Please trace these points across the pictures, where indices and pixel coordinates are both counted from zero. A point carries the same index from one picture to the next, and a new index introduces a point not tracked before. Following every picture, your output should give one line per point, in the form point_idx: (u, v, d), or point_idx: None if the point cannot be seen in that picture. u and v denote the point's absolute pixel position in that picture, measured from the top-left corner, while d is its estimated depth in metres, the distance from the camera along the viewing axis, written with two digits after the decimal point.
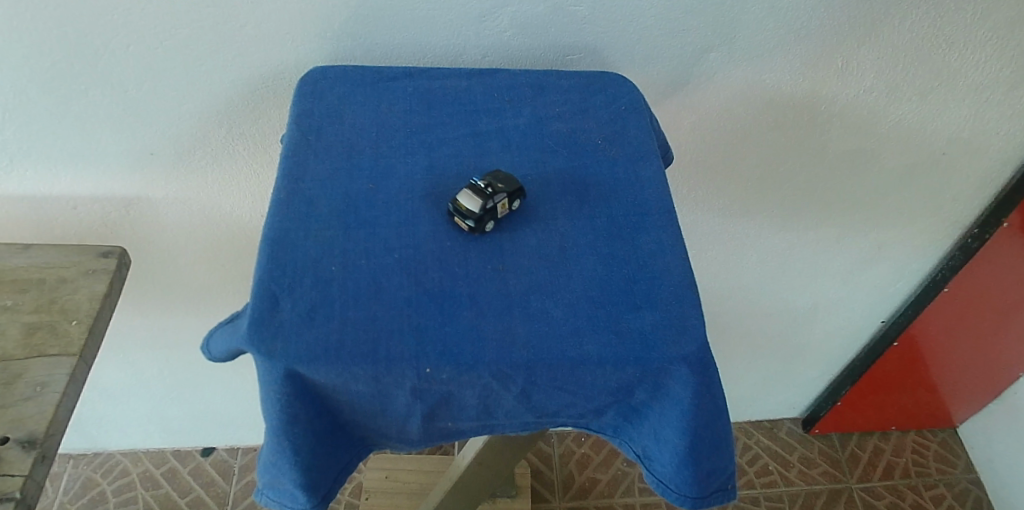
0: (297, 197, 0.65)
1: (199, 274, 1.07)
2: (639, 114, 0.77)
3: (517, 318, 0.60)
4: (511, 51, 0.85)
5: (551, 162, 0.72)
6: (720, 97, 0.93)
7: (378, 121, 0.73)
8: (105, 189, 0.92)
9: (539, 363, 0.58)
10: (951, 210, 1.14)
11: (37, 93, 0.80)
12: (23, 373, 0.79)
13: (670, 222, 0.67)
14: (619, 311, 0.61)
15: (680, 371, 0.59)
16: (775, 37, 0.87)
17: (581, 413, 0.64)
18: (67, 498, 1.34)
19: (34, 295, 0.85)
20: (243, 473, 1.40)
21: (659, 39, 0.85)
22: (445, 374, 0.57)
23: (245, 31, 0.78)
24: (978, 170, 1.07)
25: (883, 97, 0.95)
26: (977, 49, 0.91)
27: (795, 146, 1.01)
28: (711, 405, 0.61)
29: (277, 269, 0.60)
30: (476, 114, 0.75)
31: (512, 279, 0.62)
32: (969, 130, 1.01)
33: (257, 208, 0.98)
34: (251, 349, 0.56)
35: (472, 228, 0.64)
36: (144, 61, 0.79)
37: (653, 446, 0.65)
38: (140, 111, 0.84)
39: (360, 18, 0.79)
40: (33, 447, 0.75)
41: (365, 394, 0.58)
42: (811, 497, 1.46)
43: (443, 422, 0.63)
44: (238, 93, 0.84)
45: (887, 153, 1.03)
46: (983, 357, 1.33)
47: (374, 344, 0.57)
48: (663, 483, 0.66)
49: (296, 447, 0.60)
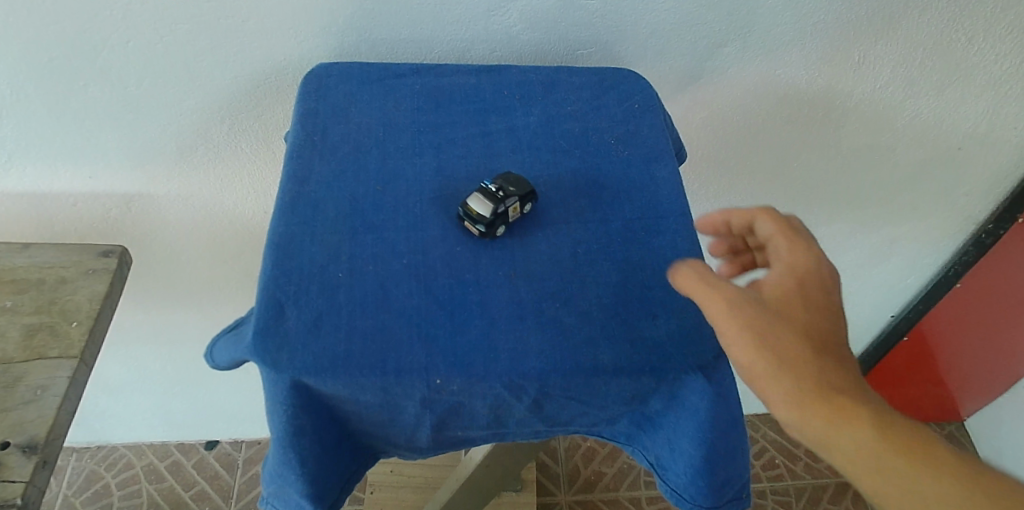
0: (301, 200, 0.63)
1: (203, 270, 1.05)
2: (652, 111, 0.75)
3: (530, 326, 0.58)
4: (520, 46, 0.83)
5: (563, 162, 0.70)
6: (732, 92, 0.91)
7: (385, 120, 0.71)
8: (106, 185, 0.91)
9: (551, 374, 0.56)
10: (964, 205, 1.12)
11: (35, 89, 0.78)
12: (23, 377, 0.78)
13: (686, 225, 0.66)
14: (635, 319, 0.59)
15: (696, 381, 0.57)
16: (789, 32, 0.85)
17: (594, 422, 0.62)
18: (72, 492, 1.34)
19: (34, 295, 0.83)
20: (247, 466, 1.40)
21: (672, 33, 0.83)
22: (455, 385, 0.55)
23: (247, 25, 0.76)
24: (994, 166, 1.05)
25: (898, 91, 0.93)
26: (996, 44, 0.88)
27: (810, 141, 0.99)
28: (727, 415, 0.59)
29: (282, 277, 0.58)
30: (486, 112, 0.73)
31: (524, 285, 0.60)
32: (986, 125, 0.98)
33: (260, 204, 0.96)
34: (257, 361, 0.54)
35: (482, 233, 0.62)
36: (145, 57, 0.77)
37: (668, 454, 0.63)
38: (141, 106, 0.82)
39: (365, 12, 0.77)
40: (33, 453, 0.73)
41: (373, 404, 0.57)
42: (817, 490, 1.46)
43: (452, 432, 0.62)
44: (240, 89, 0.82)
45: (900, 149, 1.01)
46: (985, 364, 1.31)
47: (383, 354, 0.55)
48: (678, 493, 0.64)
49: (303, 457, 0.58)
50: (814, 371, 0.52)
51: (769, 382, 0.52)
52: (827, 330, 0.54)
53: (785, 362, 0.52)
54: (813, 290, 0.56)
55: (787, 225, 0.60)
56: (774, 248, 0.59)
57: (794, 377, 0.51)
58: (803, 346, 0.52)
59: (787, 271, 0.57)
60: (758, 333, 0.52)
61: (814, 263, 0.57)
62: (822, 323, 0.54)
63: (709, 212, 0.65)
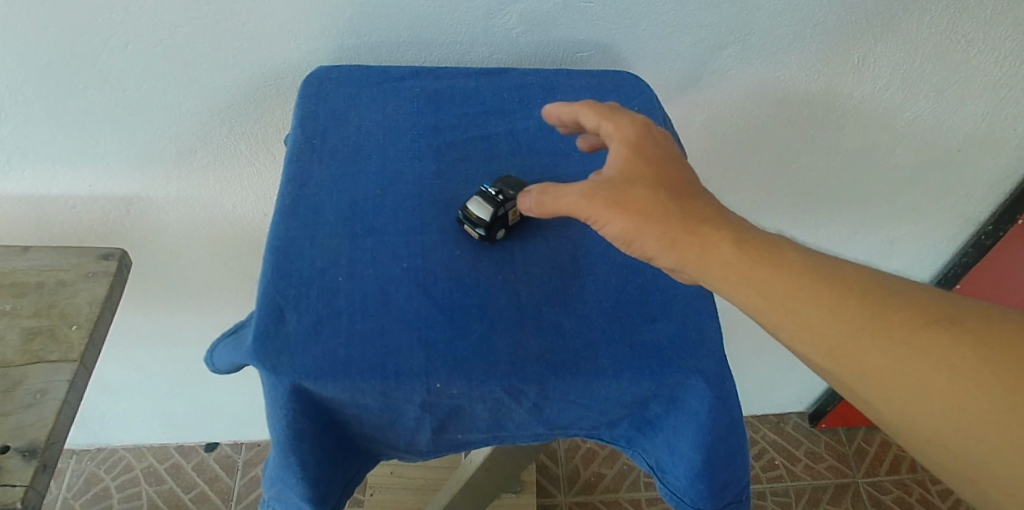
0: (301, 203, 0.63)
1: (202, 272, 1.05)
2: (651, 114, 0.75)
3: (530, 330, 0.58)
4: (520, 49, 0.83)
5: (563, 166, 0.70)
6: (732, 94, 0.91)
7: (384, 123, 0.71)
8: (106, 188, 0.90)
9: (551, 378, 0.56)
10: (963, 207, 1.12)
11: (35, 92, 0.78)
12: (22, 380, 0.78)
13: None
14: (635, 323, 0.59)
15: (696, 384, 0.57)
16: (789, 34, 0.85)
17: (594, 425, 0.62)
18: (71, 494, 1.34)
19: (33, 298, 0.83)
20: (247, 468, 1.40)
21: (671, 35, 0.83)
22: (456, 388, 0.55)
23: (246, 27, 0.76)
24: (994, 167, 1.05)
25: (897, 93, 0.93)
26: (995, 46, 0.88)
27: (810, 143, 0.99)
28: (727, 418, 0.59)
29: (282, 281, 0.58)
30: (485, 115, 0.73)
31: (524, 289, 0.60)
32: (985, 127, 0.98)
33: (260, 206, 0.96)
34: (257, 365, 0.54)
35: (482, 237, 0.62)
36: (144, 60, 0.77)
37: (668, 458, 0.63)
38: (140, 109, 0.82)
39: (365, 15, 0.77)
40: (33, 457, 0.73)
41: (373, 408, 0.57)
42: (817, 491, 1.46)
43: (452, 435, 0.62)
44: (239, 91, 0.82)
45: (899, 150, 1.01)
46: None
47: (383, 358, 0.55)
48: (678, 496, 0.64)
49: (303, 461, 0.58)
50: (720, 239, 0.55)
51: (680, 257, 0.55)
52: (664, 174, 0.58)
53: (673, 230, 0.55)
54: (657, 153, 0.59)
55: (605, 109, 0.62)
56: (605, 133, 0.61)
57: (686, 244, 0.55)
58: (669, 204, 0.56)
59: (616, 140, 0.60)
60: (636, 217, 0.55)
61: (646, 128, 0.60)
62: (659, 170, 0.58)
63: (549, 105, 0.64)
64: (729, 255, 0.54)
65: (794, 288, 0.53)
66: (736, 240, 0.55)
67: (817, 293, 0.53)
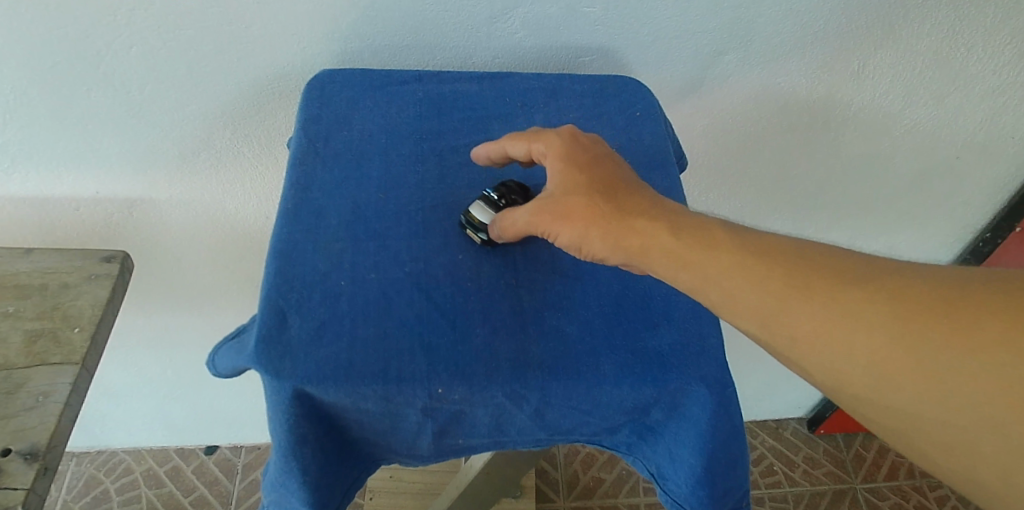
0: (304, 207, 0.64)
1: (204, 275, 1.05)
2: (653, 119, 0.75)
3: (532, 336, 0.58)
4: (522, 53, 0.83)
5: None
6: (733, 99, 0.91)
7: (387, 127, 0.72)
8: (109, 190, 0.91)
9: (553, 384, 0.56)
10: (963, 214, 1.12)
11: (39, 95, 0.78)
12: (24, 383, 0.78)
13: None
14: (636, 329, 0.59)
15: (698, 391, 0.57)
16: (790, 41, 0.85)
17: (595, 431, 0.62)
18: (71, 497, 1.34)
19: (35, 300, 0.83)
20: (247, 471, 1.40)
21: (673, 40, 0.83)
22: (457, 394, 0.55)
23: (250, 31, 0.76)
24: (993, 175, 1.05)
25: (897, 101, 0.93)
26: (995, 54, 0.88)
27: (811, 149, 0.99)
28: (728, 425, 0.59)
29: (285, 285, 0.58)
30: (488, 120, 0.74)
31: (527, 294, 0.61)
32: (985, 134, 0.99)
33: (261, 209, 0.96)
34: (259, 369, 0.54)
35: (485, 241, 0.62)
36: (148, 63, 0.77)
37: (668, 464, 0.63)
38: (144, 112, 0.82)
39: (368, 18, 0.77)
40: (34, 460, 0.73)
41: (375, 413, 0.57)
42: (816, 497, 1.46)
43: (453, 440, 0.62)
44: (243, 94, 0.82)
45: (899, 157, 1.01)
46: None
47: (385, 363, 0.55)
48: (677, 503, 0.64)
49: (304, 466, 0.58)
50: (659, 230, 0.55)
51: (626, 254, 0.56)
52: (593, 177, 0.59)
53: (614, 229, 0.56)
54: (588, 159, 0.61)
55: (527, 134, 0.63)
56: (537, 154, 0.62)
57: (630, 243, 0.56)
58: (604, 206, 0.57)
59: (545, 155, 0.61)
60: (580, 223, 0.57)
61: (574, 137, 0.62)
62: (588, 175, 0.59)
63: (476, 148, 0.66)
64: (669, 242, 0.55)
65: (759, 278, 0.52)
66: (672, 228, 0.55)
67: (769, 276, 0.52)
